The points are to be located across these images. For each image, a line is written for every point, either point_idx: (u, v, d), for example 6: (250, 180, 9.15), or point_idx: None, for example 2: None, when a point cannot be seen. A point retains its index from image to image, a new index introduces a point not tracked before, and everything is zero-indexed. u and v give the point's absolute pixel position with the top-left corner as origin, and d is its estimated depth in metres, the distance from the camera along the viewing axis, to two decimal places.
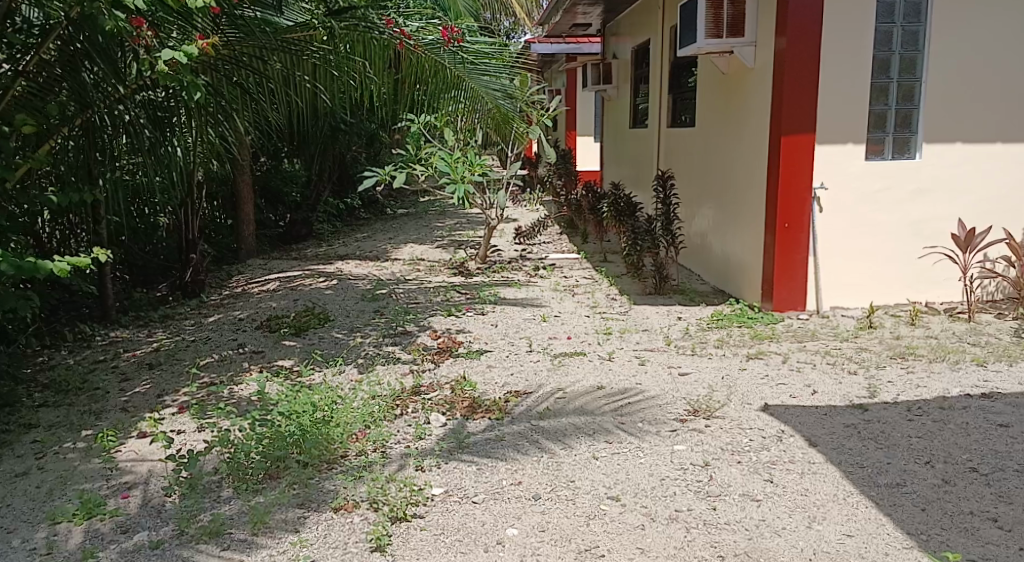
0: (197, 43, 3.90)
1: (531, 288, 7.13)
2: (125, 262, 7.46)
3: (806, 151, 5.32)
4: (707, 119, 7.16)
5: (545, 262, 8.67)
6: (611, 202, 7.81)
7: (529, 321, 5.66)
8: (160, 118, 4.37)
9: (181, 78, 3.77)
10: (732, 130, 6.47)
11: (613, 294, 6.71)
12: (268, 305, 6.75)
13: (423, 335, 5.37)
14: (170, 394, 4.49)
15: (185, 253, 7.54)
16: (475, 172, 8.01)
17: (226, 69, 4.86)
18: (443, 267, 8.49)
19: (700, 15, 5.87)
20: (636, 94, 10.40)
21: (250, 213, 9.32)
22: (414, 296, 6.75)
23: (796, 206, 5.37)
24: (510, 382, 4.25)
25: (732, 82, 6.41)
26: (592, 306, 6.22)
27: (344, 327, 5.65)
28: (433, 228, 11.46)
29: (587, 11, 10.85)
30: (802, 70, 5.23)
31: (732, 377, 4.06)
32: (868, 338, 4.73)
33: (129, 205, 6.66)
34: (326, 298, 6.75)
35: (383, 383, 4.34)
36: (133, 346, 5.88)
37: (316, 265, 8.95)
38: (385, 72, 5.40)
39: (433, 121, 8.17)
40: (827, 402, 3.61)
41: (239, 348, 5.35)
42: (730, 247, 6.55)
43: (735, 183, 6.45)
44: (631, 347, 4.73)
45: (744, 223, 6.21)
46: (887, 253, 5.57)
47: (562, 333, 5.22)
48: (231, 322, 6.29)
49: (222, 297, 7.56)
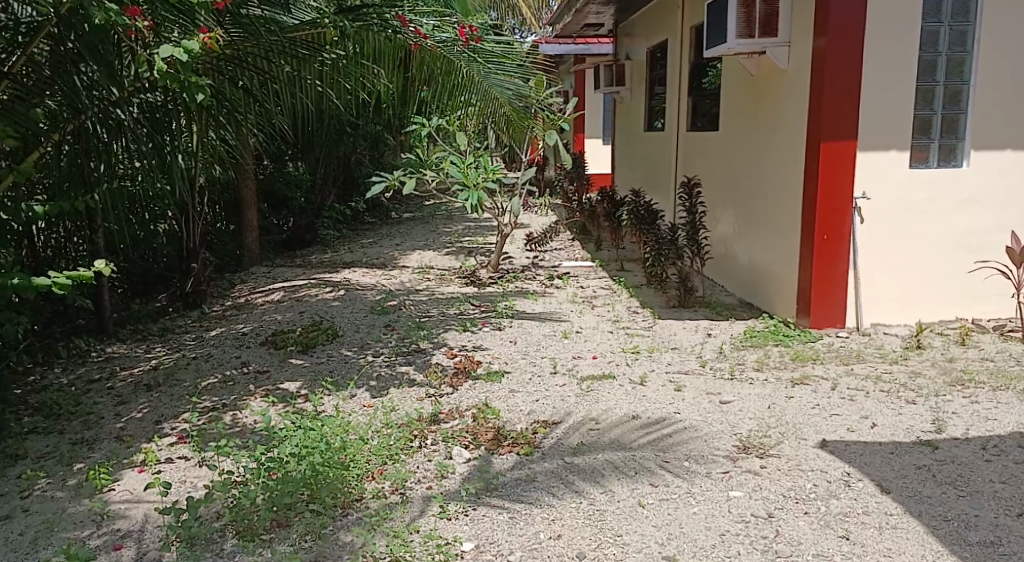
0: (198, 38, 3.56)
1: (548, 299, 6.80)
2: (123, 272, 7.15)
3: (847, 158, 5.01)
4: (731, 123, 6.86)
5: (559, 271, 8.34)
6: (631, 209, 7.47)
7: (549, 338, 5.33)
8: (156, 118, 4.04)
9: (184, 78, 3.42)
10: (761, 135, 6.15)
11: (634, 307, 6.38)
12: (272, 318, 6.43)
13: (438, 353, 5.04)
14: (168, 421, 4.17)
15: (186, 262, 7.33)
16: (489, 178, 7.66)
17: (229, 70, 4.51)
18: (454, 276, 8.16)
19: (731, 13, 5.55)
20: (651, 96, 10.09)
21: (253, 220, 9.01)
22: (425, 309, 6.42)
23: (836, 215, 5.05)
24: (536, 409, 3.91)
25: (762, 83, 6.09)
26: (615, 320, 5.88)
27: (354, 343, 5.33)
28: (440, 233, 11.13)
29: (601, 11, 10.52)
30: (843, 71, 4.92)
31: (780, 407, 3.72)
32: (919, 360, 4.41)
33: (128, 213, 6.34)
34: (333, 311, 6.43)
35: (398, 410, 4.01)
36: (130, 363, 5.56)
37: (322, 273, 8.63)
38: (397, 70, 5.22)
39: (444, 124, 7.82)
40: (890, 438, 3.29)
41: (243, 367, 5.02)
42: (759, 257, 6.22)
43: (764, 190, 6.12)
44: (663, 369, 4.40)
45: (775, 232, 5.88)
46: (935, 267, 5.25)
47: (586, 352, 4.89)
48: (233, 337, 5.96)
49: (225, 307, 7.26)
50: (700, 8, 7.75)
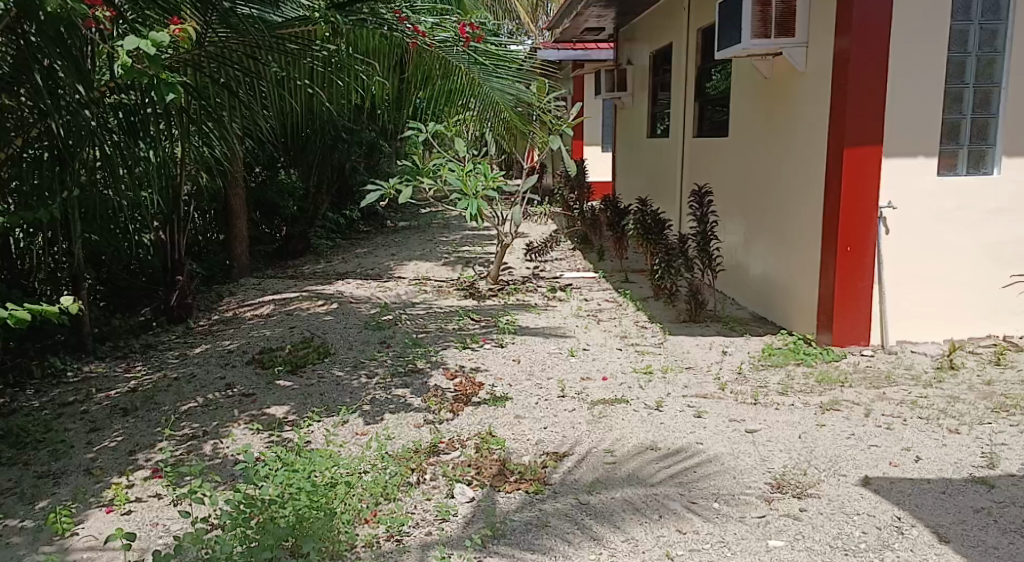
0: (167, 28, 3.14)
1: (552, 313, 6.48)
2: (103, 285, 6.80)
3: (872, 164, 4.71)
4: (742, 128, 6.56)
5: (561, 282, 8.02)
6: (637, 218, 7.15)
7: (555, 357, 5.00)
8: (135, 125, 3.79)
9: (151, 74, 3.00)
10: (776, 142, 5.85)
11: (642, 321, 6.05)
12: (261, 334, 6.09)
13: (437, 374, 4.70)
14: (143, 452, 3.84)
15: (171, 274, 6.95)
16: (490, 187, 7.34)
17: (203, 65, 4.18)
18: (452, 288, 7.83)
19: (746, 13, 5.25)
20: (654, 102, 9.79)
21: (243, 229, 8.68)
22: (423, 323, 6.09)
23: (860, 225, 4.75)
24: (545, 438, 3.59)
25: (776, 87, 5.79)
26: (623, 337, 5.56)
27: (346, 363, 4.99)
28: (438, 243, 10.81)
29: (602, 15, 10.22)
30: (867, 72, 4.63)
31: (812, 437, 3.40)
32: (955, 382, 4.10)
33: (108, 222, 6.01)
34: (325, 326, 6.09)
35: (395, 440, 3.68)
36: (108, 383, 5.22)
37: (314, 284, 8.30)
38: (392, 69, 4.95)
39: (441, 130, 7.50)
40: (938, 474, 2.98)
41: (227, 390, 4.68)
42: (775, 269, 5.91)
43: (779, 200, 5.82)
44: (680, 393, 4.07)
45: (792, 244, 5.57)
46: (966, 281, 4.95)
47: (595, 373, 4.56)
48: (219, 355, 5.62)
49: (211, 322, 6.92)
50: (707, 10, 7.46)
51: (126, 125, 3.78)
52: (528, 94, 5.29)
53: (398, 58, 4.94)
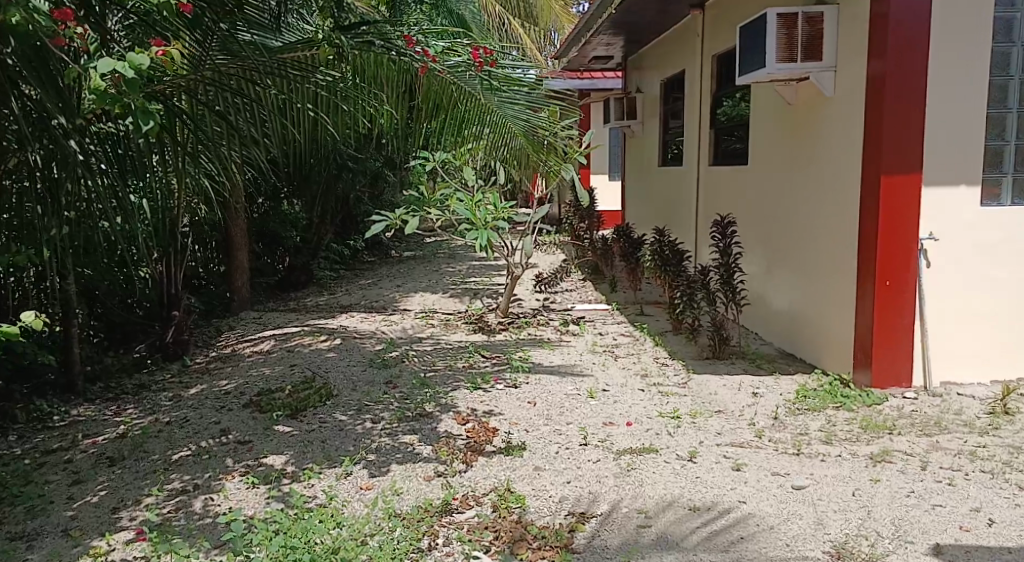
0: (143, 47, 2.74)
1: (566, 349, 6.16)
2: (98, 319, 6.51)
3: (911, 193, 4.41)
4: (762, 155, 6.27)
5: (573, 315, 7.70)
6: (655, 249, 6.83)
7: (573, 399, 4.66)
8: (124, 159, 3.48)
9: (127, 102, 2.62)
10: (800, 169, 5.55)
11: (662, 358, 5.72)
12: (259, 373, 5.77)
13: (447, 419, 4.36)
14: (126, 510, 3.51)
15: (167, 309, 6.66)
16: (500, 217, 7.04)
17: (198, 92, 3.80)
18: (459, 321, 7.52)
19: (770, 36, 4.96)
20: (666, 130, 9.52)
21: (244, 260, 8.39)
22: (431, 361, 5.76)
23: (899, 258, 4.44)
24: (569, 495, 3.26)
25: (801, 113, 5.51)
26: (644, 375, 5.23)
27: (349, 407, 4.65)
28: (444, 273, 10.51)
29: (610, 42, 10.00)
30: (905, 97, 4.34)
31: (867, 495, 3.08)
32: (1012, 430, 3.77)
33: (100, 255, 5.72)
34: (327, 365, 5.76)
35: (404, 497, 3.35)
36: (96, 428, 4.89)
37: (316, 318, 8.00)
38: (400, 95, 4.67)
39: (449, 159, 7.22)
40: (1015, 543, 2.67)
41: (221, 436, 4.36)
42: (800, 303, 5.59)
43: (804, 229, 5.52)
44: (713, 441, 3.74)
45: (820, 276, 5.26)
46: (1013, 317, 4.63)
47: (618, 417, 4.23)
48: (214, 396, 5.30)
49: (209, 359, 6.61)
50: (722, 35, 7.20)
51: (112, 159, 3.45)
52: (540, 120, 5.00)
53: (407, 82, 4.67)
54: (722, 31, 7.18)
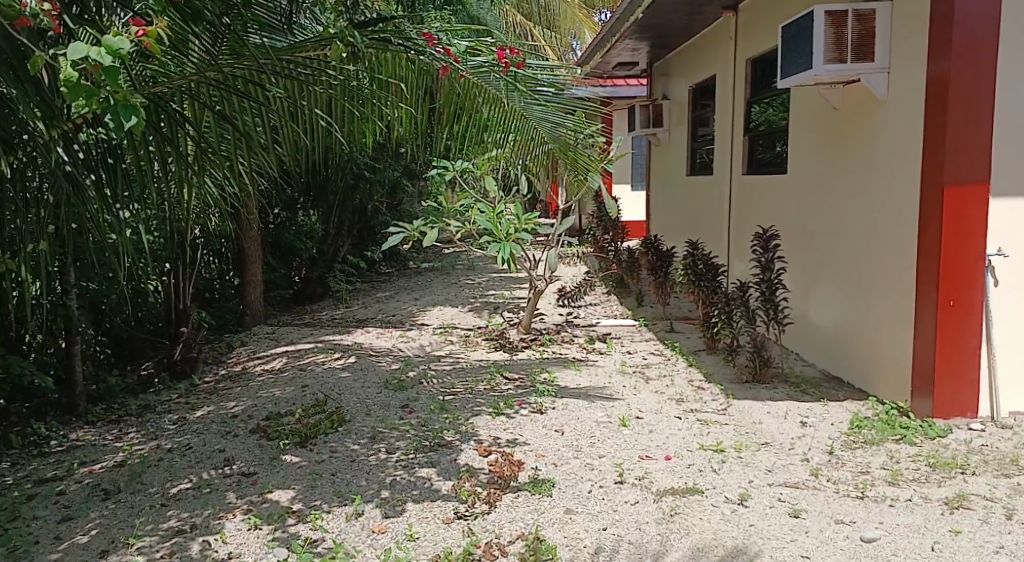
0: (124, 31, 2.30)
1: (594, 368, 5.80)
2: (107, 334, 6.26)
3: (976, 205, 4.06)
4: (801, 164, 5.90)
5: (599, 331, 7.34)
6: (688, 263, 6.46)
7: (604, 428, 4.29)
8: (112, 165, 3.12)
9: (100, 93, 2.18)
10: (846, 178, 5.19)
11: (697, 380, 5.35)
12: (269, 395, 5.45)
13: (468, 449, 4.01)
14: (116, 553, 3.19)
15: (174, 326, 6.36)
16: (523, 229, 6.68)
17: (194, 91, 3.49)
18: (480, 338, 7.18)
19: (817, 35, 4.59)
20: (694, 138, 9.14)
21: (258, 273, 8.10)
22: (449, 382, 5.41)
23: (962, 276, 4.08)
24: (607, 545, 2.92)
25: (848, 117, 5.15)
26: (679, 400, 4.86)
27: (362, 435, 4.30)
28: (463, 286, 10.18)
29: (636, 48, 9.63)
30: (969, 100, 4.00)
31: (949, 551, 2.76)
32: None
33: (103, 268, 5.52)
34: (341, 386, 5.42)
35: (424, 545, 3.02)
36: (94, 455, 4.58)
37: (331, 333, 7.69)
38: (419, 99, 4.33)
39: (470, 168, 6.88)
40: None
41: (224, 467, 4.04)
42: (846, 321, 5.22)
43: (850, 242, 5.15)
44: (764, 481, 3.38)
45: (869, 292, 4.89)
46: None
47: (655, 450, 3.87)
48: (220, 421, 4.98)
49: (218, 377, 6.31)
50: (758, 37, 6.82)
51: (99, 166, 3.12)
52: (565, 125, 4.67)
53: (428, 83, 4.33)
54: (758, 33, 6.81)
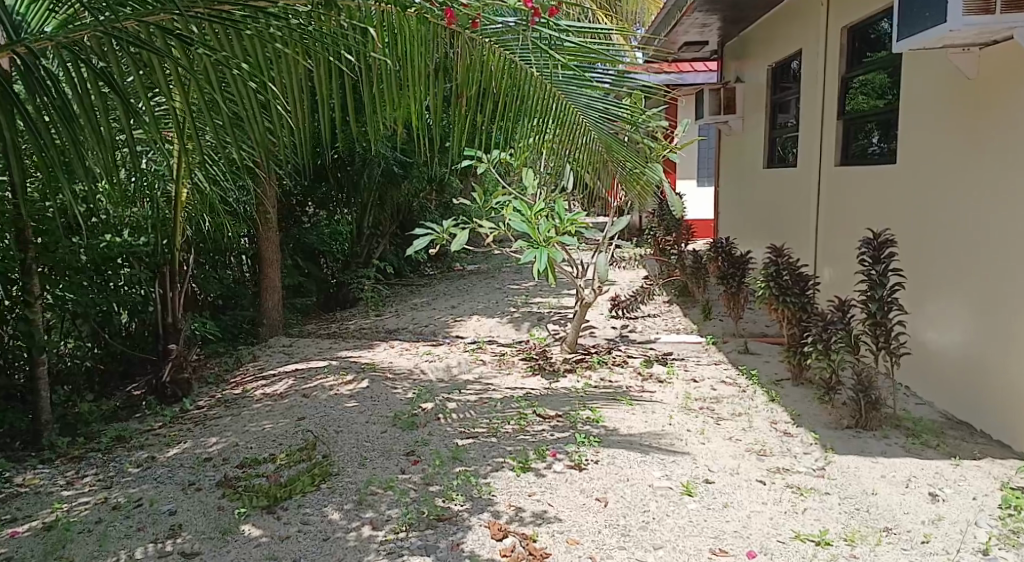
0: None
1: (651, 402, 4.74)
2: (102, 348, 5.66)
3: None
4: (911, 150, 4.78)
5: (656, 350, 6.28)
6: (767, 272, 5.32)
7: (662, 500, 3.28)
8: None
9: None
10: (983, 165, 4.09)
11: (781, 424, 4.26)
12: (257, 429, 4.54)
13: (479, 528, 3.06)
14: None
15: (163, 343, 5.56)
16: (567, 231, 5.64)
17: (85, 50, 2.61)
18: (517, 357, 6.20)
19: None
20: (774, 127, 7.96)
21: (276, 280, 7.25)
22: (471, 418, 4.45)
23: None
24: None
25: (990, 92, 4.03)
26: (761, 457, 3.78)
27: (346, 497, 3.36)
28: (506, 292, 9.23)
29: (708, 24, 8.38)
30: None
31: None
32: None
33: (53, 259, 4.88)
34: (341, 422, 4.48)
35: None
36: (28, 510, 3.71)
37: (353, 347, 6.83)
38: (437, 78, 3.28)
39: (506, 160, 5.87)
40: None
41: (165, 543, 3.13)
42: (976, 348, 4.12)
43: (985, 246, 4.07)
44: None
45: (1017, 314, 3.80)
46: None
47: (732, 544, 2.93)
48: (190, 464, 4.08)
49: (212, 401, 5.45)
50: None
51: None
52: (620, 114, 3.57)
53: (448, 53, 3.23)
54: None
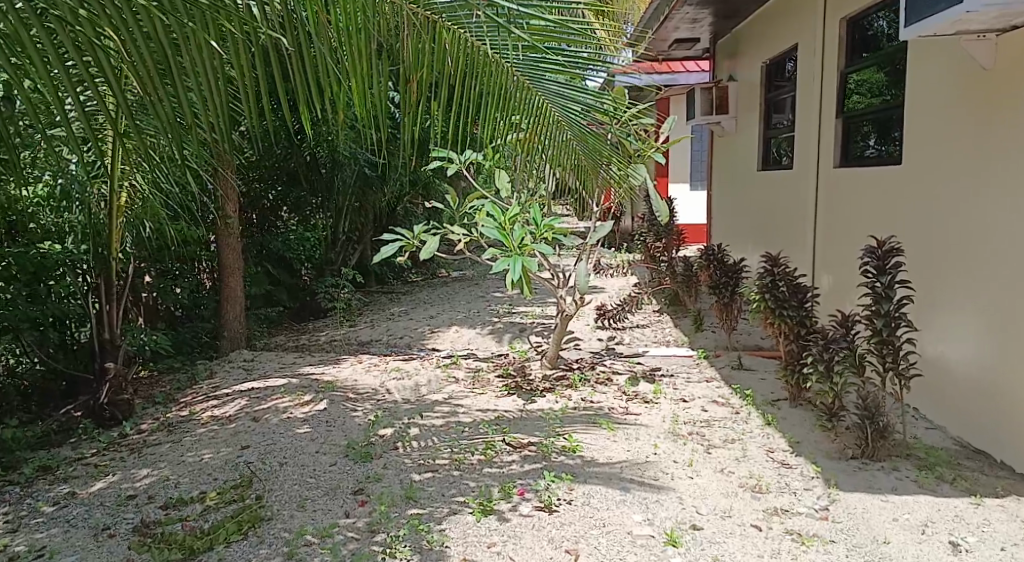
0: None
1: (635, 427, 4.28)
2: (42, 365, 5.18)
3: None
4: (915, 148, 4.35)
5: (642, 365, 5.81)
6: (764, 282, 4.85)
7: (641, 553, 2.85)
8: None
9: None
10: (998, 164, 3.66)
11: (778, 453, 3.81)
12: (194, 460, 4.06)
13: None
14: None
15: (100, 361, 5.04)
16: (543, 238, 5.18)
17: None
18: (493, 373, 5.73)
19: None
20: (767, 126, 7.51)
21: (239, 287, 6.74)
22: (432, 446, 3.99)
23: None
24: None
25: (1006, 83, 3.59)
26: (755, 495, 3.33)
27: (275, 550, 2.91)
28: (488, 300, 8.76)
29: (698, 19, 7.94)
30: None
31: None
32: None
33: None
34: (288, 451, 4.02)
35: None
36: None
37: (319, 361, 6.34)
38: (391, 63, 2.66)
39: (479, 161, 5.40)
40: None
41: None
42: (990, 366, 3.68)
43: (997, 254, 3.64)
44: None
45: None
46: None
47: None
48: (111, 503, 3.61)
49: (155, 424, 4.96)
50: None
51: None
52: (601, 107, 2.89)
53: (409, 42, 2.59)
54: None
